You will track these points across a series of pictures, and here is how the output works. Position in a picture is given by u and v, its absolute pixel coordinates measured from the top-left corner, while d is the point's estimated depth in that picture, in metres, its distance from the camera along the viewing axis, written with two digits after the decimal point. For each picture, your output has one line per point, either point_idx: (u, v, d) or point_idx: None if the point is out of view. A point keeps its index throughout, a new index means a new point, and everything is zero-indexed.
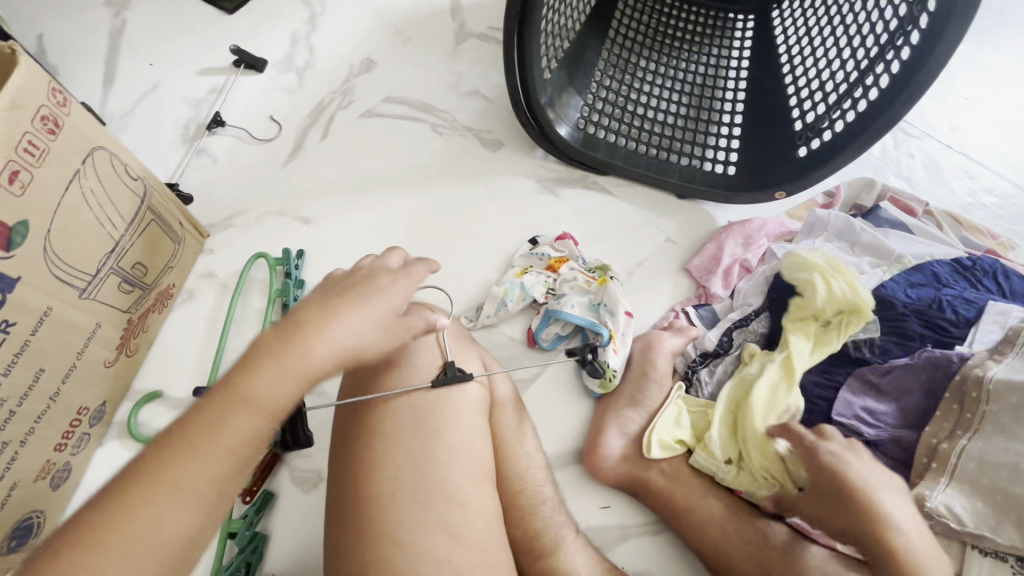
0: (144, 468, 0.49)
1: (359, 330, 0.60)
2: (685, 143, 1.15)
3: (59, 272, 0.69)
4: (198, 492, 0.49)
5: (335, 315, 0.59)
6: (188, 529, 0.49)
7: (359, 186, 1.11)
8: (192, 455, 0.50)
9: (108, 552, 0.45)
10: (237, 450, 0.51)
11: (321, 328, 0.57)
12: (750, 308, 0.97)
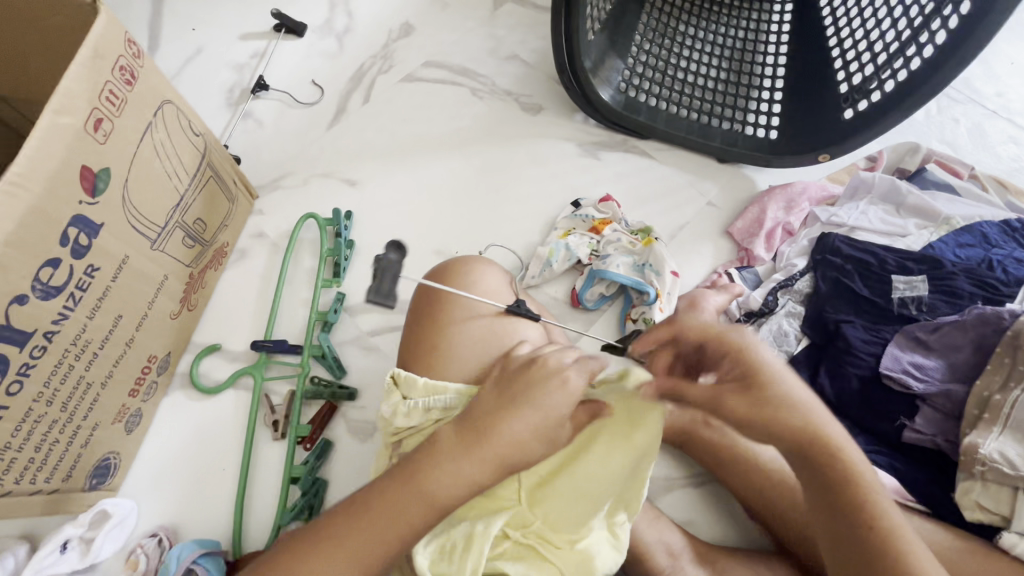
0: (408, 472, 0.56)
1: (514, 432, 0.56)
2: (726, 108, 1.15)
3: (134, 221, 0.71)
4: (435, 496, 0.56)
5: (467, 453, 0.56)
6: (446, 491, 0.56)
7: (403, 149, 1.12)
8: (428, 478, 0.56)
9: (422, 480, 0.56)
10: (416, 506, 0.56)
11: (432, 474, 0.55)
12: (795, 269, 0.97)
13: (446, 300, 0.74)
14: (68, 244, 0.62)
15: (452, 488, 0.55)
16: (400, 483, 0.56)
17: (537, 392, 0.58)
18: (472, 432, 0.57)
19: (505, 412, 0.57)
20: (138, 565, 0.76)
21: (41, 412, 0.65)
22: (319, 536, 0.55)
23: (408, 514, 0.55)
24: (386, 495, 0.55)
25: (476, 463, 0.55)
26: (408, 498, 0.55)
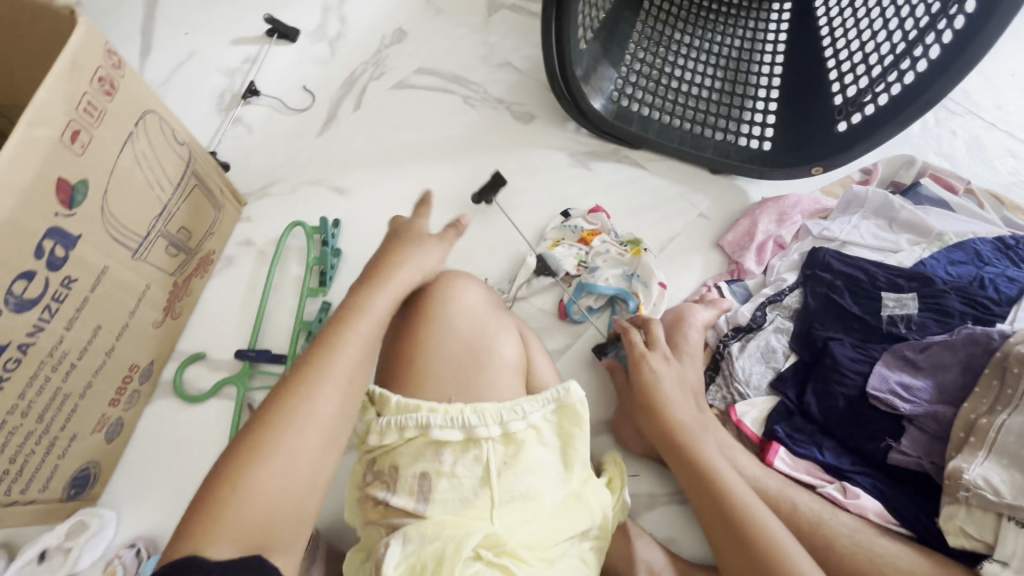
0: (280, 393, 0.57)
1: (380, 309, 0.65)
2: (719, 118, 1.14)
3: (114, 232, 0.71)
4: (322, 418, 0.56)
5: (354, 318, 0.62)
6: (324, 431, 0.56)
7: (393, 157, 1.11)
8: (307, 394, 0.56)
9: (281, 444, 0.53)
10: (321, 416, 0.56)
11: (310, 383, 0.57)
12: (784, 284, 0.96)
13: (424, 318, 0.73)
14: (43, 256, 0.62)
15: (377, 326, 0.63)
16: (316, 354, 0.59)
17: (405, 252, 0.72)
18: (370, 286, 0.67)
19: (385, 269, 0.69)
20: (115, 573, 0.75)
21: (16, 424, 0.65)
22: (267, 420, 0.54)
23: (349, 367, 0.59)
24: (310, 363, 0.58)
25: (381, 307, 0.65)
26: (336, 356, 0.59)
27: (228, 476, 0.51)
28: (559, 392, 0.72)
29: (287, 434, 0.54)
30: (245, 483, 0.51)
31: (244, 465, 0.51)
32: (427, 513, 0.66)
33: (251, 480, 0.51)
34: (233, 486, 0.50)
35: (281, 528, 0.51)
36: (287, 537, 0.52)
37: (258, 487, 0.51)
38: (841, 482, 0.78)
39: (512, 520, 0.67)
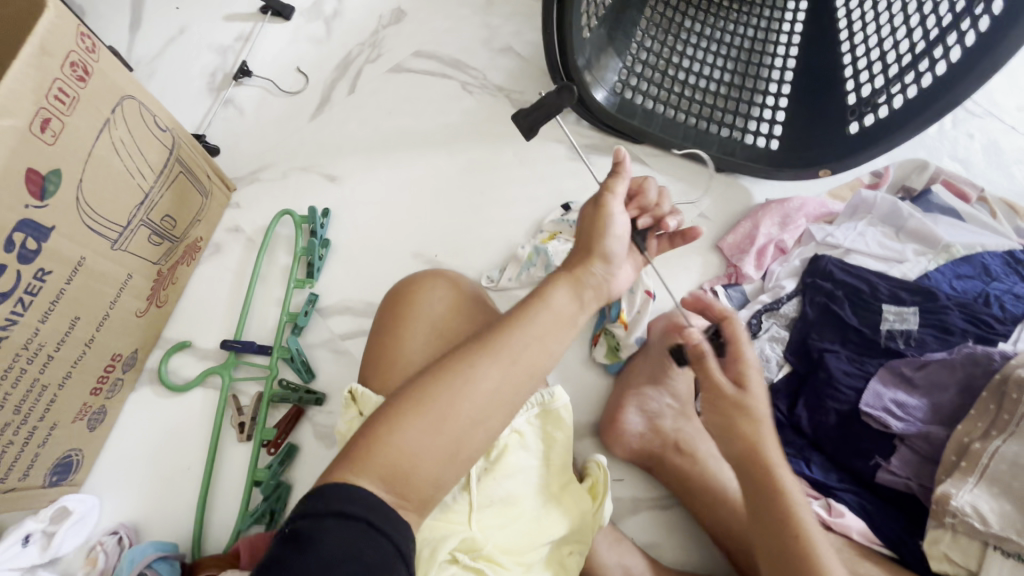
0: (429, 375, 0.56)
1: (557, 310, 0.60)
2: (726, 113, 1.09)
3: (91, 223, 0.70)
4: (469, 409, 0.54)
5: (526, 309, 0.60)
6: (462, 431, 0.54)
7: (386, 144, 1.08)
8: (448, 386, 0.55)
9: (421, 417, 0.53)
10: (475, 403, 0.55)
11: (464, 369, 0.56)
12: (783, 291, 0.93)
13: (409, 316, 0.72)
14: (13, 249, 0.61)
15: (564, 317, 0.61)
16: (503, 330, 0.58)
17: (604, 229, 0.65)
18: (570, 277, 0.63)
19: (589, 252, 0.65)
20: (97, 562, 0.77)
21: None
22: (444, 365, 0.56)
23: (525, 355, 0.58)
24: (487, 340, 0.58)
25: (573, 302, 0.62)
26: (516, 338, 0.58)
27: (403, 413, 0.54)
28: (541, 398, 0.71)
29: (423, 413, 0.53)
30: (416, 424, 0.53)
31: (419, 410, 0.54)
32: None
33: (423, 422, 0.53)
34: (411, 410, 0.54)
35: (418, 483, 0.52)
36: (422, 495, 0.53)
37: (422, 432, 0.53)
38: (827, 499, 0.76)
39: (492, 526, 0.66)
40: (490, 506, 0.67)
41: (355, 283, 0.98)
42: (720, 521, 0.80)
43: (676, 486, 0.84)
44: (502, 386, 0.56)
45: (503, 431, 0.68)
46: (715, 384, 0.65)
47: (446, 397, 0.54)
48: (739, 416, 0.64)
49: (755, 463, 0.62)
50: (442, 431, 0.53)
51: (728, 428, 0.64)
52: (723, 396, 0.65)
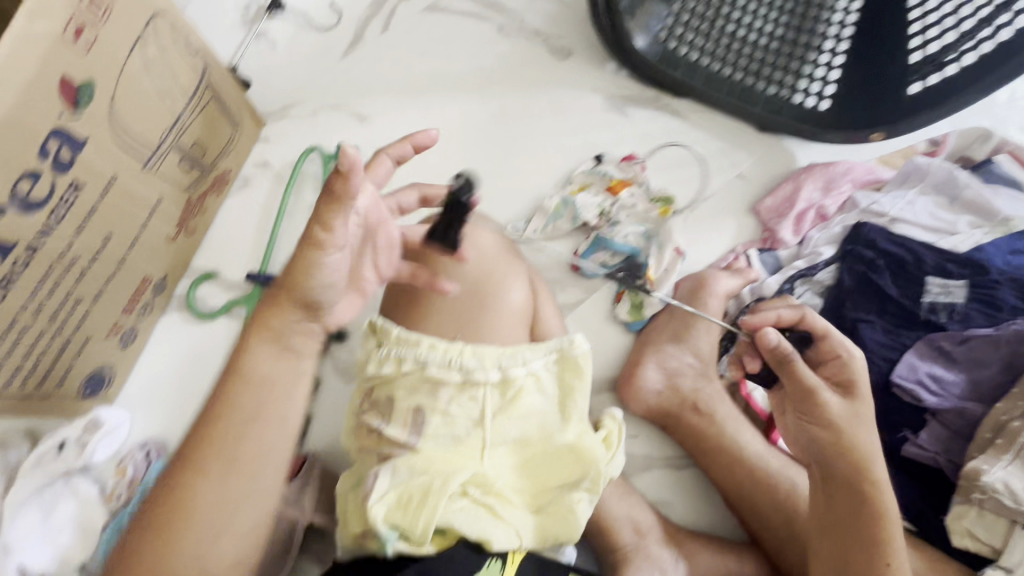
0: (163, 510, 0.53)
1: (286, 409, 0.57)
2: (776, 70, 1.02)
3: (124, 140, 0.70)
4: (211, 505, 0.53)
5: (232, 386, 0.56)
6: (229, 528, 0.54)
7: (417, 86, 1.05)
8: (186, 520, 0.52)
9: (183, 524, 0.52)
10: (249, 489, 0.55)
11: (186, 486, 0.53)
12: (819, 258, 0.88)
13: (429, 256, 0.70)
14: (48, 156, 0.61)
15: (281, 386, 0.57)
16: (207, 419, 0.56)
17: (313, 263, 0.56)
18: (265, 334, 0.57)
19: (295, 285, 0.57)
20: (126, 471, 0.82)
21: (29, 321, 0.66)
22: (193, 457, 0.54)
23: (269, 448, 0.56)
24: (213, 419, 0.55)
25: (283, 363, 0.57)
26: (250, 446, 0.55)
27: (161, 513, 0.52)
28: (560, 344, 0.69)
29: (183, 516, 0.52)
30: (192, 511, 0.52)
31: (189, 504, 0.53)
32: (417, 447, 0.64)
33: (195, 522, 0.53)
34: (185, 503, 0.52)
35: None
36: None
37: (195, 541, 0.52)
38: None
39: (505, 465, 0.67)
40: (503, 444, 0.67)
41: None
42: (727, 477, 0.81)
43: (689, 443, 0.84)
44: (248, 457, 0.55)
45: (520, 375, 0.66)
46: (813, 394, 0.67)
47: (206, 485, 0.53)
48: (837, 428, 0.66)
49: (850, 463, 0.64)
50: (210, 539, 0.53)
51: (825, 438, 0.66)
52: (810, 407, 0.68)
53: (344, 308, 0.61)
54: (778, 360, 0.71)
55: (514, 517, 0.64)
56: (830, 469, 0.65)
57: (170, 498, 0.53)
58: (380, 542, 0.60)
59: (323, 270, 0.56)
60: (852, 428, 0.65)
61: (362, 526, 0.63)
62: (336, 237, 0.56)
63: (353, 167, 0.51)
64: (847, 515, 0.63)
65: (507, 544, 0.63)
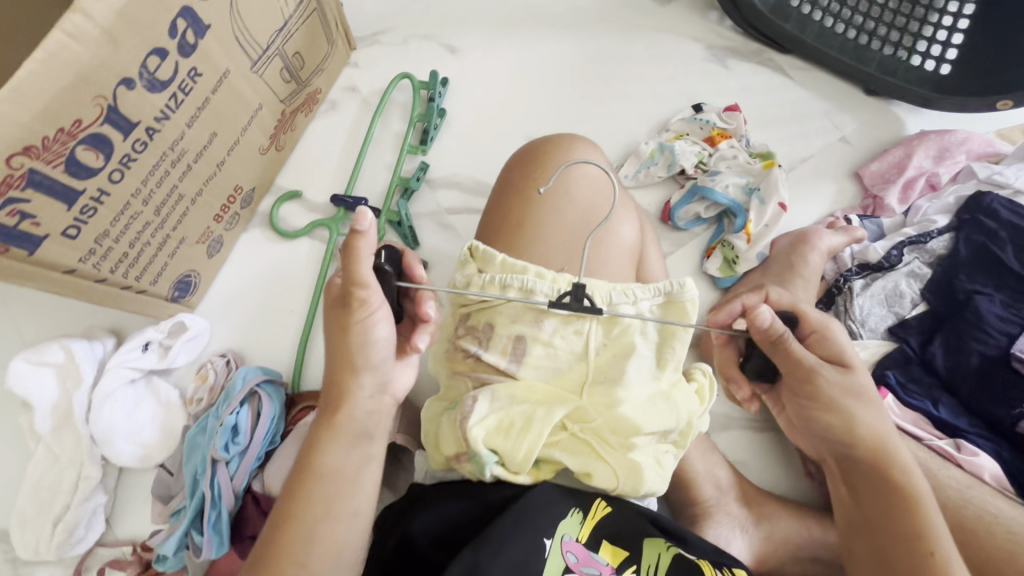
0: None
1: (358, 466, 0.51)
2: (893, 29, 0.96)
3: (239, 35, 0.68)
4: (301, 570, 0.48)
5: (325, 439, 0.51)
6: None
7: (512, 22, 1.02)
8: None
9: None
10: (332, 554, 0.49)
11: (278, 555, 0.47)
12: (933, 225, 0.84)
13: (541, 179, 0.66)
14: (176, 37, 0.59)
15: (357, 443, 0.51)
16: (300, 476, 0.50)
17: (362, 329, 0.50)
18: (337, 423, 0.51)
19: (352, 364, 0.51)
20: (208, 378, 0.80)
21: (137, 210, 0.66)
22: (271, 555, 0.48)
23: (340, 547, 0.49)
24: (290, 511, 0.49)
25: (355, 452, 0.51)
26: (318, 545, 0.48)
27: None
28: (668, 288, 0.61)
29: None
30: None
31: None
32: (519, 374, 0.61)
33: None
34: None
35: None
36: None
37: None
38: (953, 439, 0.73)
39: (599, 407, 0.60)
40: (601, 384, 0.61)
41: (467, 160, 0.95)
42: None
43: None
44: (333, 523, 0.49)
45: (631, 314, 0.61)
46: (812, 372, 0.56)
47: (290, 559, 0.47)
48: (841, 408, 0.56)
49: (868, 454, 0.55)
50: None
51: (830, 420, 0.56)
52: (809, 393, 0.57)
53: (403, 376, 0.55)
54: (766, 340, 0.57)
55: (612, 458, 0.58)
56: (847, 458, 0.56)
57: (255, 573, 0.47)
58: (478, 464, 0.56)
59: (376, 331, 0.50)
60: (861, 412, 0.56)
61: (457, 449, 0.58)
62: (376, 297, 0.50)
63: (371, 229, 0.47)
64: (876, 514, 0.53)
65: (608, 484, 0.58)
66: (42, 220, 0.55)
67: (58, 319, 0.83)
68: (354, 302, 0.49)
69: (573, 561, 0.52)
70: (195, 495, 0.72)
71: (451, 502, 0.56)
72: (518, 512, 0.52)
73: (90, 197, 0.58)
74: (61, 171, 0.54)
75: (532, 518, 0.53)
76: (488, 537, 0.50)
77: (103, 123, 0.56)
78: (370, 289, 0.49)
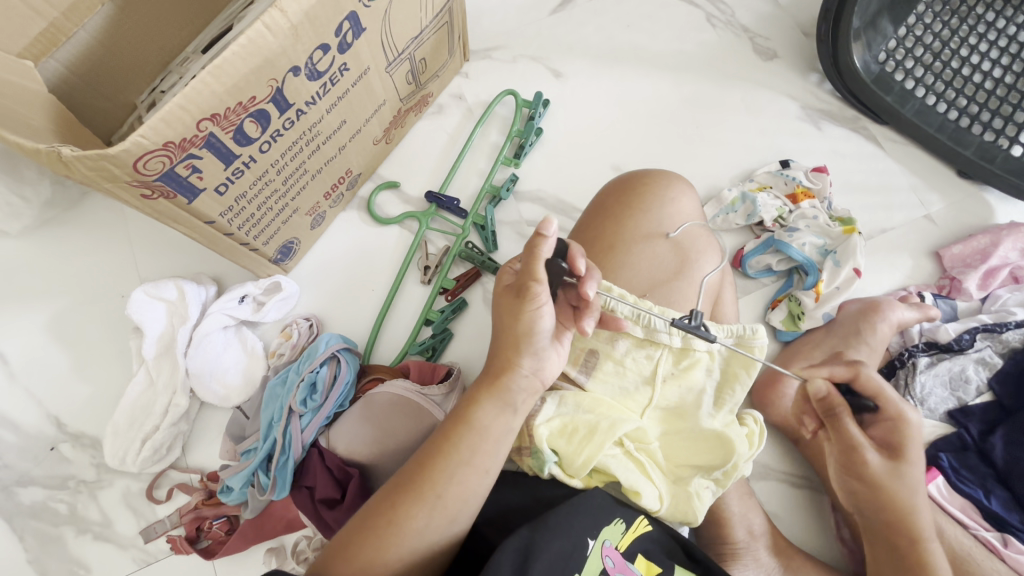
0: (387, 504, 0.54)
1: (497, 452, 0.57)
2: (996, 117, 0.97)
3: (384, 37, 0.76)
4: (433, 513, 0.54)
5: (472, 413, 0.57)
6: (428, 540, 0.54)
7: (616, 55, 1.08)
8: (399, 522, 0.53)
9: (397, 527, 0.53)
10: (449, 509, 0.54)
11: (414, 495, 0.54)
12: (1011, 317, 0.83)
13: (635, 209, 0.71)
14: (339, 36, 0.68)
15: (493, 433, 0.57)
16: (449, 435, 0.56)
17: (529, 316, 0.55)
18: (493, 389, 0.57)
19: (518, 346, 0.57)
20: (292, 336, 0.88)
21: (271, 178, 0.74)
22: (413, 482, 0.55)
23: (468, 494, 0.55)
24: (436, 453, 0.56)
25: (501, 418, 0.56)
26: (453, 488, 0.55)
27: (367, 533, 0.53)
28: (744, 332, 0.64)
29: (398, 520, 0.53)
30: (400, 530, 0.53)
31: (393, 524, 0.53)
32: (586, 385, 0.65)
33: (394, 544, 0.52)
34: (400, 519, 0.53)
35: None
36: None
37: (388, 558, 0.52)
38: (1001, 533, 0.73)
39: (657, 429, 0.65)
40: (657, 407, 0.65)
41: (554, 179, 1.00)
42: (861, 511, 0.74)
43: (819, 465, 0.81)
44: (459, 486, 0.55)
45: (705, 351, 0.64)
46: (856, 449, 0.59)
47: (421, 501, 0.54)
48: (878, 485, 0.59)
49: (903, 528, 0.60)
50: (415, 548, 0.53)
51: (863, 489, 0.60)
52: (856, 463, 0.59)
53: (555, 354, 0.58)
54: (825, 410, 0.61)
55: (659, 481, 0.62)
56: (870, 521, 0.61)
57: (392, 504, 0.54)
58: (539, 460, 0.61)
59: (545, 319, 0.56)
60: (899, 487, 0.59)
61: (520, 442, 0.63)
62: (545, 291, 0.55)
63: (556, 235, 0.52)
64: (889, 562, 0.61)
65: (651, 503, 0.61)
66: (206, 175, 0.64)
67: (173, 262, 0.94)
68: (527, 295, 0.55)
69: (610, 566, 0.56)
70: (267, 440, 0.79)
71: (509, 491, 0.62)
72: (569, 507, 0.56)
73: (242, 162, 0.67)
74: (229, 135, 0.63)
75: (583, 517, 0.56)
76: (543, 522, 0.55)
77: (269, 101, 0.65)
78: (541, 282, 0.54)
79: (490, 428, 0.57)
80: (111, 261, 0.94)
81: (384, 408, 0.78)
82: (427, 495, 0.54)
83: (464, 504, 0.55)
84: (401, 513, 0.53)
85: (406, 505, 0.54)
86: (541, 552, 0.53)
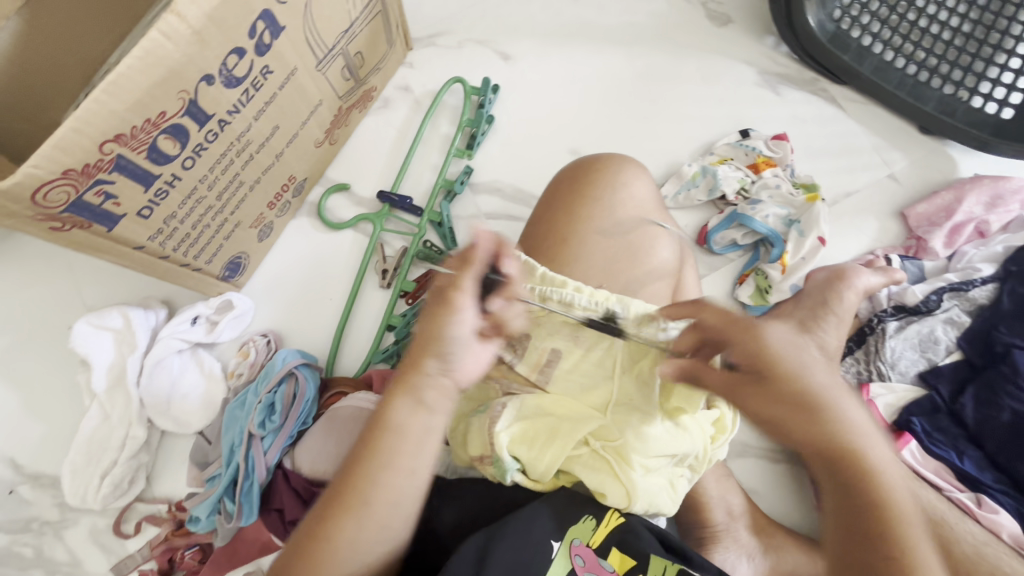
0: (313, 523, 0.51)
1: (426, 455, 0.53)
2: (955, 68, 0.94)
3: (309, 34, 0.72)
4: (364, 526, 0.50)
5: (382, 417, 0.52)
6: (363, 555, 0.50)
7: (566, 32, 1.03)
8: (327, 542, 0.49)
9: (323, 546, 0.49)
10: (386, 519, 0.51)
11: (336, 510, 0.50)
12: (977, 274, 0.82)
13: (586, 198, 0.68)
14: (254, 37, 0.63)
15: (409, 435, 0.52)
16: (366, 441, 0.52)
17: (440, 323, 0.51)
18: (404, 387, 0.52)
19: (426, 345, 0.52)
20: (249, 355, 0.85)
21: (202, 195, 0.70)
22: (338, 495, 0.51)
23: (397, 498, 0.51)
24: (355, 463, 0.51)
25: (415, 416, 0.52)
26: (377, 495, 0.50)
27: (296, 555, 0.50)
28: None
29: (326, 538, 0.49)
30: (327, 551, 0.49)
31: (324, 544, 0.49)
32: (548, 388, 0.63)
33: (328, 562, 0.49)
34: (323, 539, 0.49)
35: None
36: None
37: None
38: (973, 493, 0.73)
39: (619, 426, 0.60)
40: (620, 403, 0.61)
41: (510, 167, 0.97)
42: None
43: None
44: (387, 494, 0.51)
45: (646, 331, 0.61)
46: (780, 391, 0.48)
47: (348, 515, 0.50)
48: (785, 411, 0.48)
49: (839, 446, 0.48)
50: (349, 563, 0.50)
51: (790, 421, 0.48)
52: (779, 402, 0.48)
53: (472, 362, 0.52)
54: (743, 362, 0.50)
55: (627, 480, 0.58)
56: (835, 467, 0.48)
57: (317, 522, 0.50)
58: (500, 469, 0.59)
59: (460, 328, 0.51)
60: (807, 392, 0.49)
61: (481, 450, 0.60)
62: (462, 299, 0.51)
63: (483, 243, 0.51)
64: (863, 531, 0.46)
65: (618, 502, 0.58)
66: (122, 200, 0.60)
67: (118, 289, 0.90)
68: (445, 300, 0.51)
69: (579, 564, 0.55)
70: (231, 465, 0.76)
71: (475, 498, 0.60)
72: (531, 512, 0.55)
73: (164, 181, 0.63)
74: (141, 155, 0.59)
75: (546, 520, 0.55)
76: (502, 529, 0.53)
77: (183, 115, 0.60)
78: (461, 291, 0.51)
79: (403, 430, 0.52)
80: (52, 294, 0.90)
81: (347, 422, 0.75)
82: (349, 511, 0.50)
83: (399, 510, 0.52)
84: (326, 531, 0.50)
85: (329, 521, 0.50)
86: (502, 559, 0.52)
